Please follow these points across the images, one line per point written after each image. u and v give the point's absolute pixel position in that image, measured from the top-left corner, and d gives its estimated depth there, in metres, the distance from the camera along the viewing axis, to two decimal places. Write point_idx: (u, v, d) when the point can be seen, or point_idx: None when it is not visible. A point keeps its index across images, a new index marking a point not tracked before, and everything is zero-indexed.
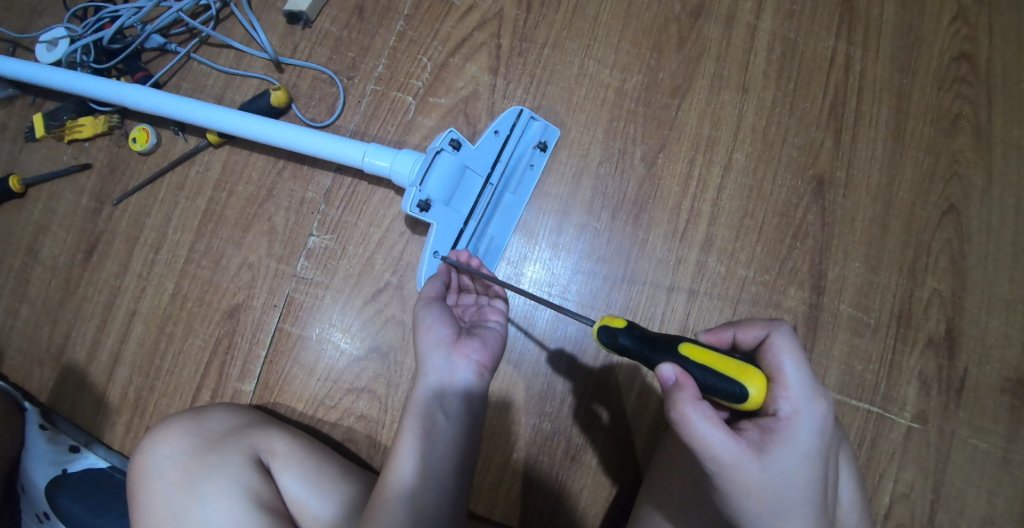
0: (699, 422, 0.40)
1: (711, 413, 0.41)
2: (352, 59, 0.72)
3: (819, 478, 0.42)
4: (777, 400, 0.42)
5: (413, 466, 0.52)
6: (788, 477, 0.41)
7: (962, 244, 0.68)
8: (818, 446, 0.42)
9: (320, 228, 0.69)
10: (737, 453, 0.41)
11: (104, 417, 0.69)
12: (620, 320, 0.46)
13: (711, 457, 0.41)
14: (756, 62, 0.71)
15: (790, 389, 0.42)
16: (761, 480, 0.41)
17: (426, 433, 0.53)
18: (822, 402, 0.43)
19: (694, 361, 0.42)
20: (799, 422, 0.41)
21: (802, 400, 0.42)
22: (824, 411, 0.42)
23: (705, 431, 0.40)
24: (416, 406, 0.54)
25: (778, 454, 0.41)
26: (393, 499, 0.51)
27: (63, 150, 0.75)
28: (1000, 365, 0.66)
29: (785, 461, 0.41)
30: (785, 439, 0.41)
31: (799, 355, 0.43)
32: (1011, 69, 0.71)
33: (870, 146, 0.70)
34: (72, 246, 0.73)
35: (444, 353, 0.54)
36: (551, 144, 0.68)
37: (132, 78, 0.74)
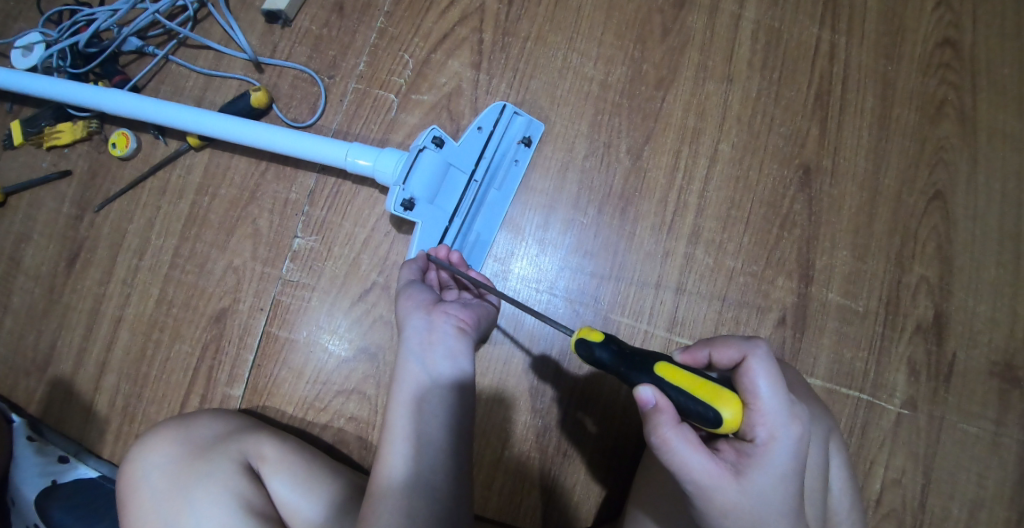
0: (678, 445, 0.40)
1: (692, 435, 0.40)
2: (333, 57, 0.71)
3: (797, 497, 0.42)
4: (753, 425, 0.40)
5: (400, 431, 0.52)
6: (766, 499, 0.41)
7: (948, 230, 0.69)
8: (796, 466, 0.41)
9: (305, 230, 0.68)
10: (715, 475, 0.40)
11: (93, 427, 0.69)
12: (597, 333, 0.46)
13: (690, 479, 0.41)
14: (740, 52, 0.71)
15: (767, 414, 0.40)
16: (739, 503, 0.41)
17: (414, 395, 0.54)
18: (801, 424, 0.41)
19: (669, 381, 0.41)
20: (777, 445, 0.40)
21: (780, 423, 0.40)
22: (803, 433, 0.41)
23: (683, 454, 0.40)
24: (400, 374, 0.55)
25: (756, 476, 0.41)
26: (386, 470, 0.51)
27: (41, 156, 0.74)
28: (987, 349, 0.67)
29: (761, 483, 0.41)
30: (761, 462, 0.41)
31: (775, 378, 0.41)
32: (993, 55, 0.72)
33: (855, 134, 0.70)
34: (54, 254, 0.72)
35: (423, 311, 0.56)
36: (535, 138, 0.68)
37: (110, 82, 0.72)
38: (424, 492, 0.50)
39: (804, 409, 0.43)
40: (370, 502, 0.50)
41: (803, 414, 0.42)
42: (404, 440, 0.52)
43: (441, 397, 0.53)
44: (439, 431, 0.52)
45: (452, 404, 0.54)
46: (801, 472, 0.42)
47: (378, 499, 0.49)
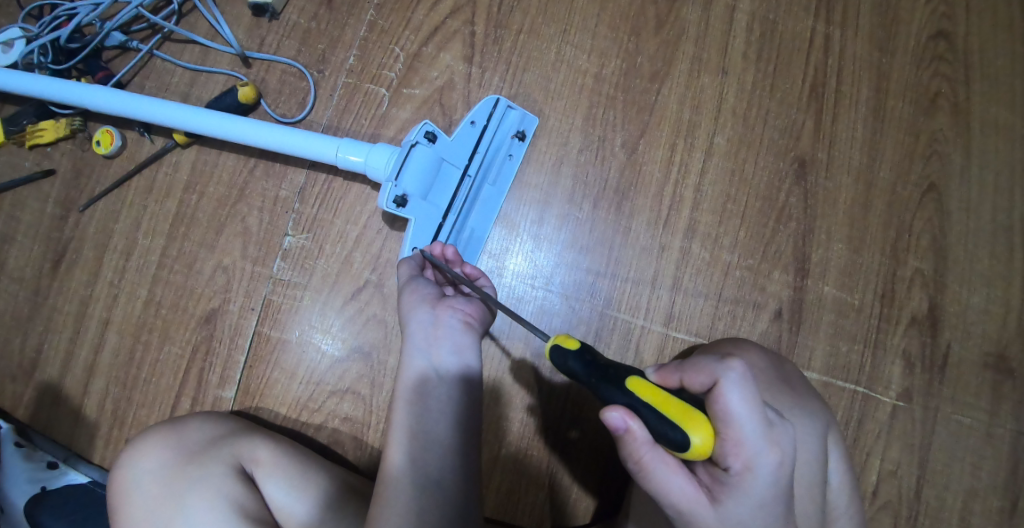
0: (656, 467, 0.40)
1: (671, 457, 0.40)
2: (322, 51, 0.70)
3: (783, 522, 0.40)
4: (728, 457, 0.38)
5: (405, 430, 0.51)
6: None
7: (943, 222, 0.68)
8: (778, 494, 0.39)
9: (295, 228, 0.67)
10: (692, 502, 0.40)
11: (82, 431, 0.67)
12: (572, 343, 0.45)
13: (669, 505, 0.41)
14: (735, 44, 0.70)
15: (742, 446, 0.37)
16: None
17: (428, 386, 0.53)
18: (781, 450, 0.38)
19: (642, 398, 0.39)
20: (754, 476, 0.38)
21: (756, 455, 0.37)
22: (783, 459, 0.39)
23: (663, 477, 0.40)
24: (405, 373, 0.54)
25: (734, 505, 0.39)
26: (393, 470, 0.50)
27: (23, 155, 0.72)
28: (981, 341, 0.67)
29: (741, 514, 0.39)
30: (738, 491, 0.39)
31: (749, 408, 0.37)
32: (987, 46, 0.71)
33: (850, 126, 0.70)
34: (39, 255, 0.70)
35: (429, 306, 0.55)
36: (530, 132, 0.67)
37: (93, 78, 0.71)
38: (433, 492, 0.49)
39: (785, 430, 0.40)
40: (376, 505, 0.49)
41: (784, 436, 0.39)
42: (408, 439, 0.51)
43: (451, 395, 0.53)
44: (448, 431, 0.51)
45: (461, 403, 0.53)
46: (785, 497, 0.39)
47: (385, 503, 0.49)
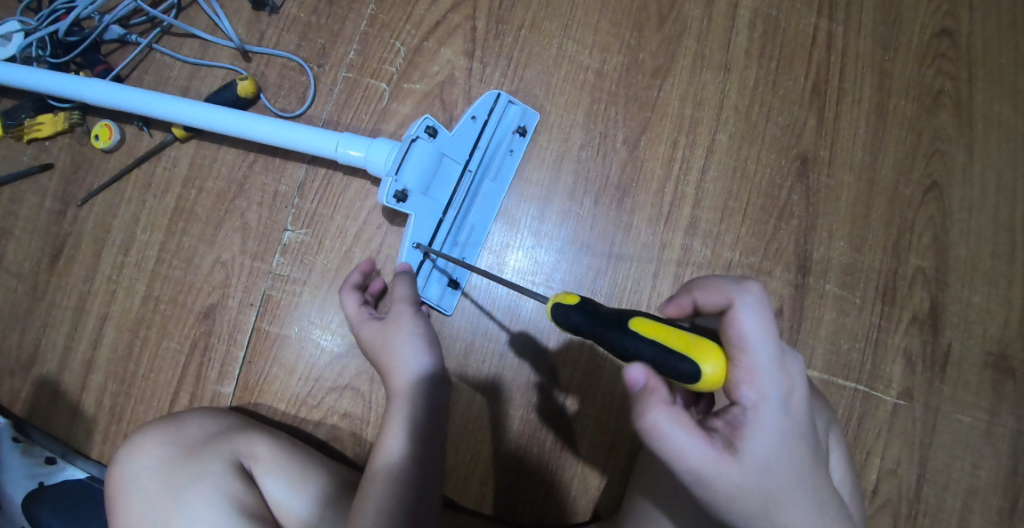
0: (669, 428, 0.38)
1: (684, 417, 0.39)
2: (322, 46, 0.69)
3: (799, 461, 0.40)
4: (742, 385, 0.38)
5: (403, 429, 0.53)
6: (768, 471, 0.39)
7: (945, 220, 0.68)
8: (794, 429, 0.39)
9: (295, 223, 0.66)
10: (712, 461, 0.38)
11: (80, 426, 0.67)
12: (572, 297, 0.44)
13: (686, 472, 0.39)
14: (737, 41, 0.70)
15: (756, 374, 0.38)
16: (744, 483, 0.39)
17: (398, 429, 0.53)
18: (792, 380, 0.39)
19: (647, 338, 0.38)
20: (768, 408, 0.38)
21: (769, 384, 0.38)
22: (794, 389, 0.40)
23: (677, 440, 0.38)
24: (401, 377, 0.55)
25: (754, 450, 0.39)
26: (385, 464, 0.52)
27: (21, 149, 0.72)
28: (983, 340, 0.66)
29: (762, 457, 0.39)
30: (754, 428, 0.39)
31: (763, 332, 0.38)
32: (990, 44, 0.71)
33: (852, 124, 0.69)
34: (37, 250, 0.70)
35: (419, 345, 0.55)
36: (531, 128, 0.66)
37: (92, 72, 0.70)
38: (418, 491, 0.52)
39: (795, 363, 0.41)
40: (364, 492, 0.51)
41: (796, 369, 0.40)
42: (405, 439, 0.53)
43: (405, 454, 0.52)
44: (435, 437, 0.54)
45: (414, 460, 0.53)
46: (802, 431, 0.40)
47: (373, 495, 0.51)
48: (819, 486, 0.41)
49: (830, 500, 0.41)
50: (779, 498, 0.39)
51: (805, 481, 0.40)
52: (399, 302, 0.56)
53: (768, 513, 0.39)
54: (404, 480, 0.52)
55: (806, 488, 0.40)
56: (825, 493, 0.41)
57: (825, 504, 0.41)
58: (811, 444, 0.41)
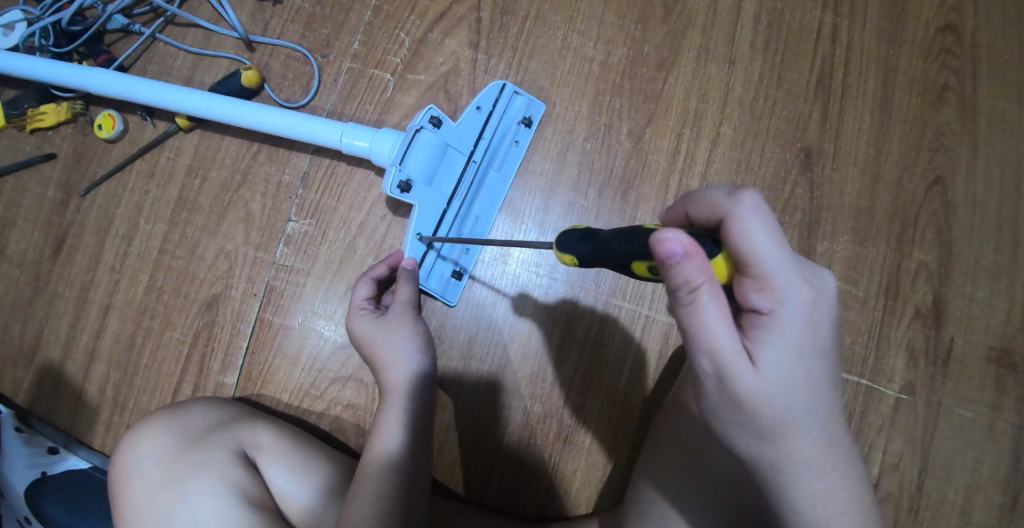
0: (710, 306, 0.36)
1: (726, 303, 0.36)
2: (326, 36, 0.69)
3: (815, 376, 0.39)
4: (756, 287, 0.38)
5: (399, 421, 0.54)
6: (785, 383, 0.38)
7: (948, 216, 0.68)
8: (812, 340, 0.39)
9: (298, 214, 0.66)
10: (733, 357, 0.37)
11: (83, 416, 0.67)
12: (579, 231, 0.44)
13: (705, 355, 0.38)
14: (742, 34, 0.70)
15: (777, 274, 0.37)
16: (761, 391, 0.38)
17: (395, 420, 0.54)
18: (816, 291, 0.39)
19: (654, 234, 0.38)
20: (786, 312, 0.38)
21: (790, 288, 0.38)
22: (818, 301, 0.39)
23: (712, 319, 0.36)
24: (395, 374, 0.56)
25: (771, 356, 0.38)
26: (382, 455, 0.53)
27: (23, 139, 0.71)
28: (985, 335, 0.66)
29: (779, 365, 0.38)
30: (771, 333, 0.39)
31: (770, 235, 0.36)
32: (995, 39, 0.71)
33: (857, 118, 0.69)
34: (39, 240, 0.70)
35: (414, 345, 0.58)
36: (536, 119, 0.66)
37: (95, 61, 0.70)
38: (410, 482, 0.52)
39: (821, 278, 0.41)
40: (360, 484, 0.52)
41: (819, 281, 0.40)
42: (400, 430, 0.54)
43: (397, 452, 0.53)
44: (425, 433, 0.56)
45: (405, 458, 0.53)
46: (821, 350, 0.40)
47: (369, 486, 0.51)
48: (833, 412, 0.41)
49: (840, 431, 0.41)
50: (794, 417, 0.39)
51: (820, 403, 0.40)
52: (400, 302, 0.58)
53: (779, 430, 0.39)
54: (395, 477, 0.52)
55: (820, 411, 0.40)
56: (836, 422, 0.41)
57: (834, 433, 0.41)
58: (828, 363, 0.40)
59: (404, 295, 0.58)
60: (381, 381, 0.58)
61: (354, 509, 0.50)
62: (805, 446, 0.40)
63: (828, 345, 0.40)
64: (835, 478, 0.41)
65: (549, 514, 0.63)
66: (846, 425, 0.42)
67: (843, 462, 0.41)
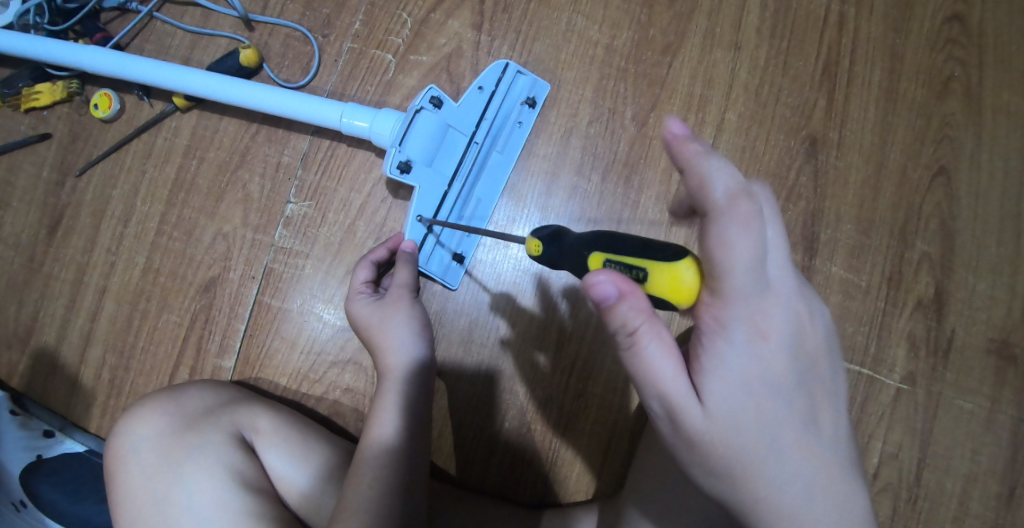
0: (649, 345, 0.37)
1: (665, 337, 0.38)
2: (327, 16, 0.68)
3: (772, 402, 0.38)
4: (706, 312, 0.37)
5: (396, 405, 0.54)
6: (735, 417, 0.37)
7: (951, 206, 0.68)
8: (769, 370, 0.38)
9: (298, 195, 0.65)
10: (680, 397, 0.38)
11: (79, 400, 0.66)
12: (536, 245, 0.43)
13: (654, 397, 0.38)
14: (748, 19, 0.69)
15: (726, 303, 0.36)
16: (708, 429, 0.38)
17: (392, 405, 0.54)
18: (768, 314, 0.38)
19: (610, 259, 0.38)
20: (731, 334, 0.37)
21: (737, 317, 0.37)
22: (770, 332, 0.38)
23: (653, 358, 0.37)
24: (393, 362, 0.56)
25: (717, 390, 0.37)
26: (379, 438, 0.52)
27: (18, 119, 0.70)
28: (985, 327, 0.66)
29: (734, 401, 0.37)
30: (717, 362, 0.37)
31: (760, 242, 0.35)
32: (1002, 29, 0.70)
33: (862, 106, 0.69)
34: (34, 221, 0.69)
35: (412, 331, 0.57)
36: (540, 100, 0.65)
37: (90, 40, 0.69)
38: (408, 466, 0.52)
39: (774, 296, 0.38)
40: (358, 468, 0.51)
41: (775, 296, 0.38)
42: (398, 415, 0.54)
43: (394, 439, 0.52)
44: (423, 418, 0.56)
45: (403, 443, 0.53)
46: (774, 374, 0.38)
47: (368, 470, 0.51)
48: (807, 445, 0.39)
49: (819, 462, 0.39)
50: (755, 455, 0.38)
51: (787, 437, 0.38)
52: (399, 285, 0.57)
53: (742, 470, 0.38)
54: (394, 461, 0.51)
55: (789, 445, 0.38)
56: (813, 456, 0.39)
57: (810, 468, 0.39)
58: (789, 396, 0.39)
59: (402, 278, 0.57)
60: (379, 365, 0.57)
61: (351, 493, 0.50)
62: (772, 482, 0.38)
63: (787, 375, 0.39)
64: (818, 512, 0.39)
65: (548, 501, 0.62)
66: (829, 456, 0.40)
67: (828, 496, 0.39)
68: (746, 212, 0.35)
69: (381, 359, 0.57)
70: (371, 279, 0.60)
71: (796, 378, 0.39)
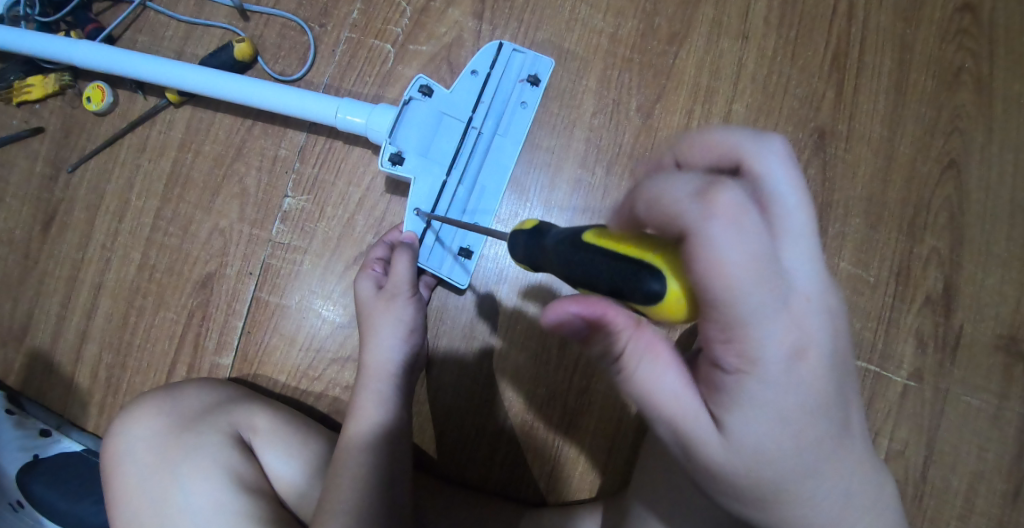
0: (641, 364, 0.35)
1: (662, 353, 0.35)
2: (324, 5, 0.66)
3: (812, 418, 0.34)
4: (718, 346, 0.32)
5: (378, 397, 0.53)
6: (766, 451, 0.34)
7: (961, 200, 0.66)
8: (805, 391, 0.33)
9: (296, 190, 0.64)
10: (693, 426, 0.34)
11: (74, 399, 0.65)
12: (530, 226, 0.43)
13: (662, 424, 0.35)
14: (756, 8, 0.67)
15: (750, 327, 0.31)
16: (736, 461, 0.34)
17: (374, 397, 0.53)
18: (797, 322, 0.33)
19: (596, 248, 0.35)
20: (761, 366, 0.32)
21: (764, 344, 0.32)
22: (807, 351, 0.33)
23: (649, 374, 0.35)
24: (373, 358, 0.55)
25: (749, 423, 0.33)
26: (361, 429, 0.52)
27: (10, 112, 0.69)
28: (994, 322, 0.65)
29: (761, 428, 0.34)
30: (746, 395, 0.33)
31: (752, 246, 0.29)
32: (1014, 18, 0.68)
33: (872, 97, 0.67)
34: (28, 217, 0.68)
35: (401, 327, 0.56)
36: (545, 75, 0.61)
37: (82, 31, 0.67)
38: (391, 459, 0.51)
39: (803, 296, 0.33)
40: (342, 462, 0.50)
41: (811, 302, 0.33)
42: (380, 406, 0.53)
43: (374, 436, 0.52)
44: (404, 410, 0.55)
45: (385, 437, 0.52)
46: (812, 395, 0.34)
47: (352, 463, 0.50)
48: (838, 454, 0.36)
49: (847, 468, 0.37)
50: (786, 478, 0.35)
51: (817, 453, 0.35)
52: (398, 279, 0.55)
53: (774, 493, 0.36)
54: (377, 453, 0.51)
55: (821, 459, 0.36)
56: (841, 462, 0.37)
57: (839, 476, 0.37)
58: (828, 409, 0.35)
59: (400, 274, 0.55)
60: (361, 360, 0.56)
61: (335, 491, 0.48)
62: (805, 498, 0.36)
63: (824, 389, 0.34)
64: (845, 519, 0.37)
65: (551, 500, 0.61)
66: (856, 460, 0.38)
67: (853, 500, 0.38)
68: (723, 202, 0.29)
69: (363, 353, 0.56)
70: (388, 256, 0.59)
71: (830, 387, 0.35)
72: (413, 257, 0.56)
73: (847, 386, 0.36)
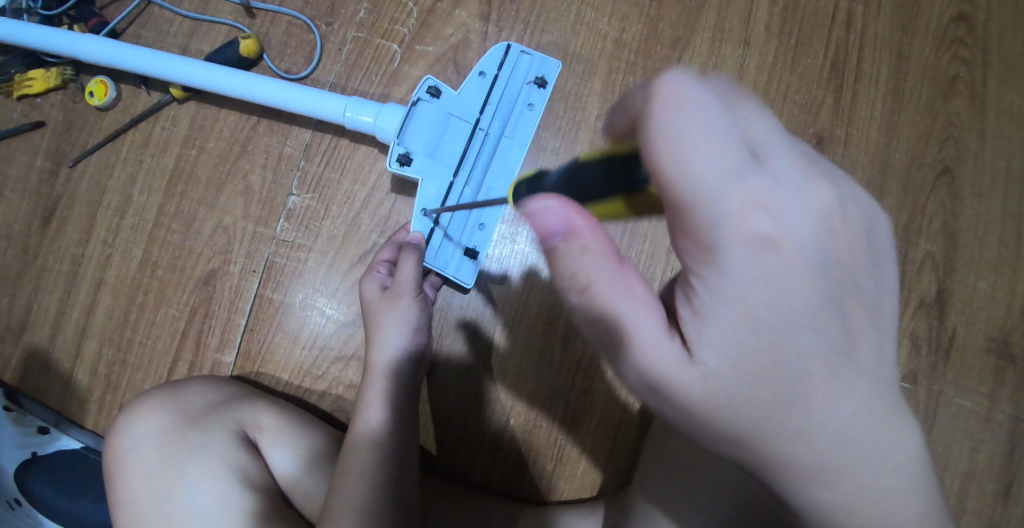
0: (620, 298, 0.34)
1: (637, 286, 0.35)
2: (330, 4, 0.67)
3: (794, 326, 0.32)
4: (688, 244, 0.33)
5: (383, 400, 0.54)
6: (745, 364, 0.32)
7: (955, 206, 0.67)
8: (783, 295, 0.32)
9: (300, 188, 0.64)
10: (660, 341, 0.34)
11: (73, 396, 0.65)
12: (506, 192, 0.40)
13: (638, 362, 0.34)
14: (757, 14, 0.68)
15: (706, 209, 0.32)
16: (717, 383, 0.33)
17: (378, 399, 0.54)
18: (781, 207, 0.32)
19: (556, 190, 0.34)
20: (726, 258, 0.32)
21: (727, 237, 0.32)
22: (780, 245, 0.32)
23: (627, 306, 0.34)
24: (378, 358, 0.55)
25: (717, 333, 0.33)
26: (366, 432, 0.52)
27: (11, 106, 0.68)
28: (986, 326, 0.66)
29: (739, 347, 0.32)
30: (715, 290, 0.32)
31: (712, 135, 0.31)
32: (1008, 29, 0.70)
33: (870, 104, 0.68)
34: (28, 212, 0.67)
35: (405, 329, 0.56)
36: (551, 77, 0.61)
37: (86, 25, 0.67)
38: (397, 460, 0.51)
39: (787, 181, 0.33)
40: (347, 462, 0.50)
41: (810, 193, 0.33)
42: (384, 410, 0.53)
43: (380, 433, 0.52)
44: (409, 411, 0.55)
45: (389, 440, 0.52)
46: (791, 297, 0.32)
47: (357, 464, 0.50)
48: (845, 378, 0.33)
49: (867, 398, 0.33)
50: (785, 423, 0.33)
51: (816, 379, 0.33)
52: (403, 279, 0.55)
53: (770, 426, 0.33)
54: (382, 455, 0.51)
55: (826, 388, 0.33)
56: (855, 391, 0.33)
57: (853, 406, 0.33)
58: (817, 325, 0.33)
59: (405, 276, 0.55)
60: (367, 359, 0.57)
61: (340, 490, 0.49)
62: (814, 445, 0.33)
63: (810, 294, 0.33)
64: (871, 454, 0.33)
65: (552, 498, 0.62)
66: (875, 384, 0.34)
67: (880, 430, 0.33)
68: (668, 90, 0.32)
69: (369, 353, 0.56)
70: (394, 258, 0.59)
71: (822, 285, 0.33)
72: (420, 257, 0.56)
73: (851, 292, 0.33)
